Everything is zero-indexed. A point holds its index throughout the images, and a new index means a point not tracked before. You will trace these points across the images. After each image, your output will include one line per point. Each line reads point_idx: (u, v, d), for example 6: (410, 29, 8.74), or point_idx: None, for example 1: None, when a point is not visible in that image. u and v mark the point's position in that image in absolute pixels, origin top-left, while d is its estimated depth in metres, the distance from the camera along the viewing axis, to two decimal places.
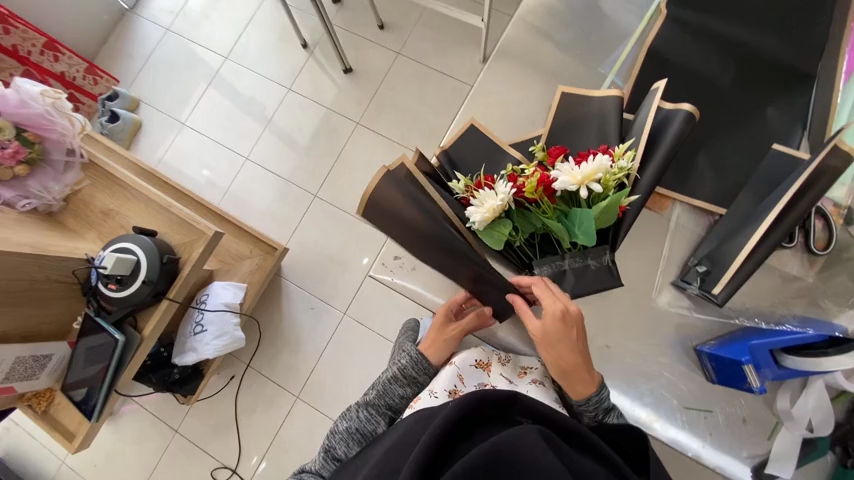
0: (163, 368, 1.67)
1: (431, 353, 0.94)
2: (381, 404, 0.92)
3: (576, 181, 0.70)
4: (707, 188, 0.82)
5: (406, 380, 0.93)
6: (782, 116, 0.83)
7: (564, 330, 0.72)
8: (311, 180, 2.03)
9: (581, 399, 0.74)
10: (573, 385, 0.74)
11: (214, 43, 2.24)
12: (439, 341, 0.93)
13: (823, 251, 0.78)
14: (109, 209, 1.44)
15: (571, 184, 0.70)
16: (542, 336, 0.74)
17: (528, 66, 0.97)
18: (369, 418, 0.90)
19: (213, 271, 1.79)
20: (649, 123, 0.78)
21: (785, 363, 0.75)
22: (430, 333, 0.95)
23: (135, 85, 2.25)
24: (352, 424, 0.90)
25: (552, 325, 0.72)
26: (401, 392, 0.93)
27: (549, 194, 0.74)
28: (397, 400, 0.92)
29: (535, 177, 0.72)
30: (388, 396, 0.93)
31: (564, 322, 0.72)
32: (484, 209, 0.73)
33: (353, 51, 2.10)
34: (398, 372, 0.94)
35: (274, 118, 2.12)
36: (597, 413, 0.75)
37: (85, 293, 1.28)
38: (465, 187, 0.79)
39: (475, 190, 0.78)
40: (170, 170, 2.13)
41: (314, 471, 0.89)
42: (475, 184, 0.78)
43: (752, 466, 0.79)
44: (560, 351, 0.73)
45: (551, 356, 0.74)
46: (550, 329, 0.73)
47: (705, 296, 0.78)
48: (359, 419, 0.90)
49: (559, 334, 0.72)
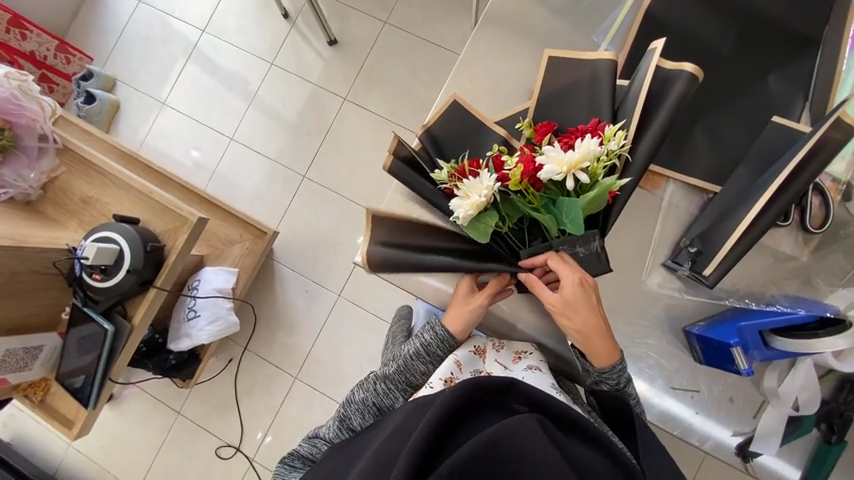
0: (158, 354, 1.68)
1: (453, 327, 0.86)
2: (401, 380, 0.87)
3: (562, 169, 0.66)
4: (702, 165, 0.78)
5: (429, 357, 0.87)
6: (784, 86, 0.78)
7: (583, 295, 0.73)
8: (300, 160, 1.97)
9: (604, 366, 0.74)
10: (601, 352, 0.73)
11: (190, 15, 2.11)
12: (461, 311, 0.85)
13: (819, 229, 0.75)
14: (88, 197, 1.40)
15: (557, 173, 0.66)
16: (562, 305, 0.74)
17: (517, 35, 0.91)
18: (387, 393, 0.87)
19: (203, 256, 1.76)
20: (648, 82, 0.73)
21: (774, 344, 0.74)
22: (451, 304, 0.87)
23: (110, 63, 2.14)
24: (368, 396, 0.87)
25: (571, 292, 0.72)
26: (422, 369, 0.87)
27: (535, 182, 0.70)
28: (418, 376, 0.87)
29: (519, 166, 0.69)
30: (409, 372, 0.88)
31: (583, 287, 0.73)
32: (468, 204, 0.70)
33: (338, 21, 1.99)
34: (421, 349, 0.88)
35: (259, 95, 2.03)
36: (617, 382, 0.74)
37: (71, 284, 1.26)
38: (449, 175, 0.75)
39: (459, 179, 0.74)
40: (154, 153, 2.06)
41: (328, 438, 0.88)
42: (459, 171, 0.75)
43: (737, 443, 0.80)
44: (582, 315, 0.73)
45: (576, 324, 0.73)
46: (572, 295, 0.73)
47: (695, 278, 0.76)
48: (377, 391, 0.87)
49: (579, 300, 0.73)
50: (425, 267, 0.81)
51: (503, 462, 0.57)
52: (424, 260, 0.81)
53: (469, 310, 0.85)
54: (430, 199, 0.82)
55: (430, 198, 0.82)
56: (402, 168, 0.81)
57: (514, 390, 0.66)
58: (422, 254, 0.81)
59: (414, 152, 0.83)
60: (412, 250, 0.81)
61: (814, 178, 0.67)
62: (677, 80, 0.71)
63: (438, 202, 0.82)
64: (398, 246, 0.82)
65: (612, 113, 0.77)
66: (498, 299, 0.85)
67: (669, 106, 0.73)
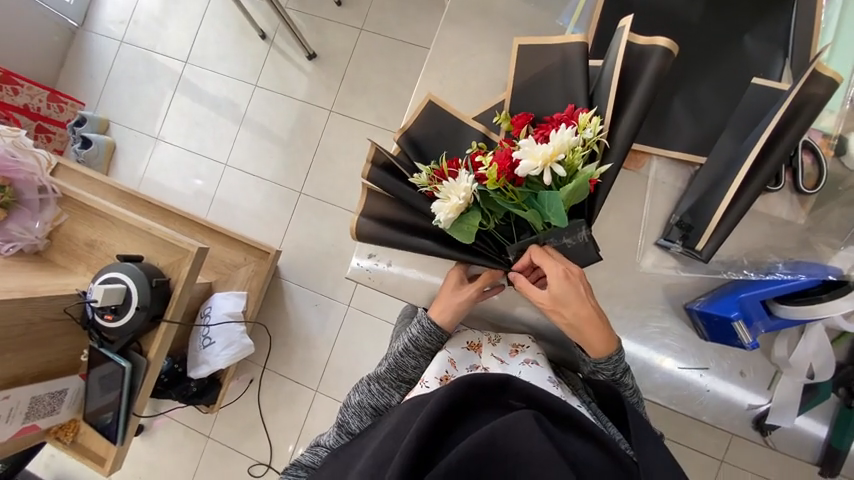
0: (181, 383, 1.71)
1: (439, 317, 0.86)
2: (393, 377, 0.89)
3: (537, 163, 0.64)
4: (684, 137, 0.76)
5: (419, 351, 0.88)
6: (763, 45, 0.75)
7: (572, 289, 0.71)
8: (294, 176, 1.99)
9: (600, 357, 0.74)
10: (594, 345, 0.73)
11: (172, 49, 2.14)
12: (449, 301, 0.85)
13: (814, 189, 0.73)
14: (93, 240, 1.44)
15: (533, 167, 0.65)
16: (553, 301, 0.73)
17: (484, 29, 0.90)
18: (382, 392, 0.88)
19: (211, 283, 1.78)
20: (618, 64, 0.70)
21: (777, 313, 0.72)
22: (440, 294, 0.87)
23: (101, 106, 2.19)
24: (364, 397, 0.88)
25: (558, 287, 0.71)
26: (414, 364, 0.89)
27: (513, 178, 0.69)
28: (410, 371, 0.89)
29: (494, 165, 0.67)
30: (401, 368, 0.89)
31: (568, 280, 0.71)
32: (448, 206, 0.69)
33: (315, 34, 1.99)
34: (409, 344, 0.89)
35: (247, 116, 2.05)
36: (614, 372, 0.75)
37: (85, 327, 1.30)
38: (428, 178, 0.75)
39: (438, 181, 0.74)
40: (152, 187, 2.11)
41: (329, 444, 0.89)
42: (438, 173, 0.75)
43: (753, 417, 0.78)
44: (573, 309, 0.72)
45: (570, 317, 0.72)
46: (559, 290, 0.71)
47: (689, 253, 0.75)
48: (371, 392, 0.88)
49: (567, 293, 0.71)
50: (406, 246, 0.84)
51: (500, 460, 0.57)
52: (405, 240, 0.83)
53: (457, 300, 0.84)
54: (413, 203, 0.80)
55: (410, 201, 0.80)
56: (380, 176, 0.81)
57: (510, 387, 0.65)
58: (403, 234, 0.83)
59: (393, 156, 0.82)
60: (397, 228, 0.84)
61: (799, 140, 0.65)
62: (651, 55, 0.69)
63: (422, 206, 0.80)
64: (387, 220, 0.84)
65: (587, 98, 0.74)
66: (487, 293, 0.85)
67: (645, 83, 0.71)
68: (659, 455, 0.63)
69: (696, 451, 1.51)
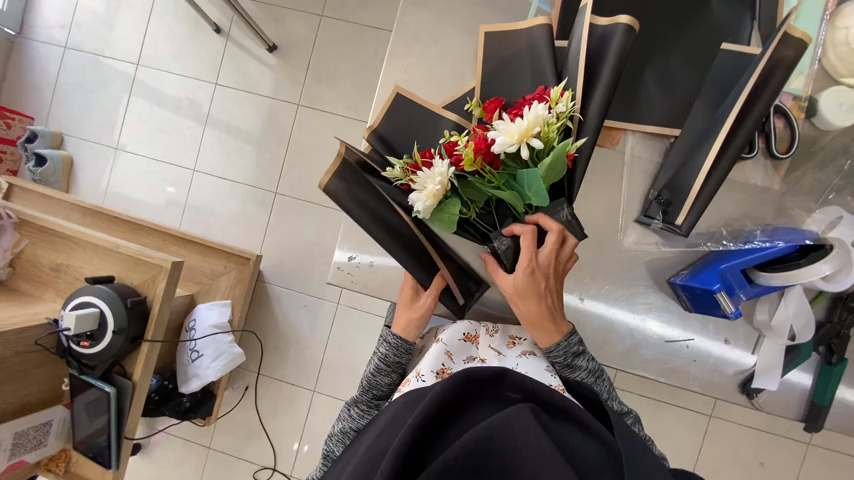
0: (173, 400, 1.66)
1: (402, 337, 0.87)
2: (370, 398, 0.87)
3: (513, 139, 0.62)
4: (657, 110, 0.74)
5: (389, 368, 0.86)
6: (731, 11, 0.73)
7: (533, 284, 0.70)
8: (267, 177, 1.92)
9: (548, 347, 0.74)
10: (536, 336, 0.73)
11: (121, 51, 2.01)
12: (408, 320, 0.86)
13: (787, 153, 0.72)
14: (58, 264, 1.37)
15: (510, 143, 0.63)
16: (512, 291, 0.72)
17: (446, 10, 0.86)
18: (361, 415, 0.86)
19: (192, 295, 1.73)
20: (584, 49, 0.68)
21: (758, 280, 0.72)
22: (398, 316, 0.87)
23: (52, 118, 2.06)
24: (345, 424, 0.87)
25: (520, 279, 0.70)
26: (387, 381, 0.87)
27: (489, 161, 0.66)
28: (385, 389, 0.87)
29: (470, 146, 0.65)
30: (376, 388, 0.88)
31: (532, 276, 0.70)
32: (425, 196, 0.66)
33: (273, 24, 1.89)
34: (379, 363, 0.86)
35: (210, 117, 1.96)
36: (566, 358, 0.75)
37: (62, 356, 1.24)
38: (402, 171, 0.72)
39: (413, 173, 0.71)
40: (119, 201, 2.01)
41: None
42: (412, 165, 0.72)
43: (739, 382, 0.80)
44: (529, 304, 0.71)
45: (522, 310, 0.72)
46: (521, 283, 0.71)
47: (670, 228, 0.74)
48: (352, 417, 0.87)
49: (528, 287, 0.70)
50: (397, 239, 0.81)
51: (497, 455, 0.56)
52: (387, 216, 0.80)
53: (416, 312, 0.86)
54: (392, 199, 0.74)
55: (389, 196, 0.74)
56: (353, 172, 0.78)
57: (507, 380, 0.65)
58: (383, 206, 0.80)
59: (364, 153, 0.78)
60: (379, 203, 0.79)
61: (764, 114, 0.66)
62: (615, 33, 0.66)
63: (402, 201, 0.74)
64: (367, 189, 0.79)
65: (556, 76, 0.71)
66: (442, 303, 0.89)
67: (613, 56, 0.67)
68: (648, 450, 0.61)
69: (682, 407, 1.62)
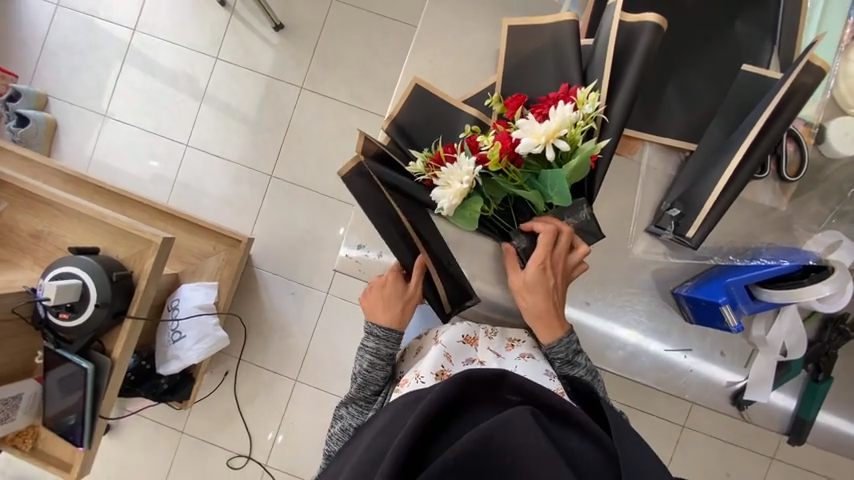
0: (150, 380, 1.61)
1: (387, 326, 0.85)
2: (367, 394, 0.86)
3: (539, 141, 0.63)
4: (676, 124, 0.76)
5: (383, 361, 0.85)
6: (751, 31, 0.76)
7: (543, 281, 0.74)
8: (264, 159, 1.87)
9: (550, 341, 0.77)
10: (536, 329, 0.77)
11: (117, 14, 1.92)
12: (393, 310, 0.85)
13: (796, 176, 0.75)
14: (39, 231, 1.30)
15: (535, 145, 0.64)
16: (522, 285, 0.76)
17: (474, 4, 0.86)
18: (360, 412, 0.85)
19: (177, 274, 1.67)
20: (612, 41, 0.70)
21: (761, 297, 0.75)
22: (380, 308, 0.85)
23: (38, 78, 1.95)
24: (343, 423, 0.85)
25: (532, 274, 0.74)
26: (383, 374, 0.85)
27: (514, 160, 0.67)
28: (381, 383, 0.85)
29: (496, 145, 0.66)
30: (371, 383, 0.86)
31: (544, 273, 0.74)
32: (451, 192, 0.67)
33: (282, 3, 1.84)
34: (371, 358, 0.85)
35: (208, 92, 1.89)
36: (567, 355, 0.77)
37: (39, 327, 1.18)
38: (425, 166, 0.72)
39: (436, 168, 0.71)
40: (104, 170, 1.92)
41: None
42: (435, 159, 0.72)
43: (731, 392, 0.83)
44: (536, 298, 0.75)
45: (527, 304, 0.76)
46: (531, 279, 0.74)
47: (679, 240, 0.75)
48: (350, 415, 0.85)
49: (538, 283, 0.74)
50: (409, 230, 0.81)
51: (497, 456, 0.56)
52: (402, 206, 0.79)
53: (400, 304, 0.85)
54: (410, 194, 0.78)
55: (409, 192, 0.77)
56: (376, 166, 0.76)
57: (507, 382, 0.64)
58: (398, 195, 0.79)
59: (383, 145, 0.78)
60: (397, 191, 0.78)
61: (781, 135, 0.67)
62: (642, 31, 0.68)
63: (419, 196, 0.78)
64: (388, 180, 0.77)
65: (582, 74, 0.74)
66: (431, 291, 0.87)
67: (639, 58, 0.69)
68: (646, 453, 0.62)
69: (658, 417, 1.67)
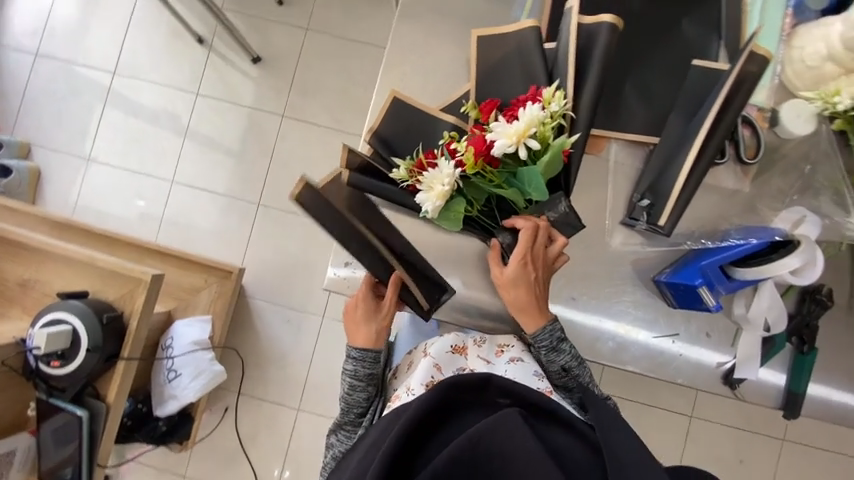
0: (148, 424, 1.59)
1: (365, 345, 0.85)
2: (352, 417, 0.86)
3: (512, 141, 0.67)
4: (638, 120, 0.80)
5: (362, 383, 0.85)
6: (697, 29, 0.81)
7: (524, 274, 0.76)
8: (250, 189, 1.89)
9: (534, 332, 0.78)
10: (523, 322, 0.78)
11: (95, 59, 1.96)
12: (370, 328, 0.85)
13: (754, 158, 0.80)
14: (26, 280, 1.29)
15: (509, 145, 0.68)
16: (504, 280, 0.77)
17: (437, 24, 0.90)
18: (348, 437, 0.85)
19: (170, 311, 1.66)
20: (573, 44, 0.74)
21: (735, 276, 0.77)
22: (358, 326, 0.85)
23: (19, 128, 1.97)
24: (334, 450, 0.86)
25: (513, 269, 0.76)
26: (364, 395, 0.85)
27: (490, 161, 0.71)
28: (364, 404, 0.86)
29: (470, 149, 0.70)
30: (355, 406, 0.86)
31: (523, 267, 0.75)
32: (433, 195, 0.72)
33: (257, 37, 1.89)
34: (350, 381, 0.85)
35: (190, 128, 1.92)
36: (551, 342, 0.78)
37: (29, 378, 1.16)
38: (407, 172, 0.76)
39: (418, 173, 0.75)
40: (90, 215, 1.92)
41: None
42: (416, 165, 0.76)
43: (722, 373, 0.84)
44: (518, 291, 0.77)
45: (511, 297, 0.77)
46: (513, 274, 0.76)
47: (653, 229, 0.79)
48: (339, 441, 0.85)
49: (518, 277, 0.76)
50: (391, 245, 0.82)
51: (485, 460, 0.57)
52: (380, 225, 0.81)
53: (375, 325, 0.85)
54: (394, 199, 0.81)
55: (397, 198, 0.81)
56: (360, 177, 0.78)
57: (492, 385, 0.65)
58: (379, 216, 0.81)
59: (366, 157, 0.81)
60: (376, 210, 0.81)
61: (731, 127, 0.72)
62: (600, 32, 0.73)
63: (405, 200, 0.81)
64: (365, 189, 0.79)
65: (548, 77, 0.78)
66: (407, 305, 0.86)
67: (599, 57, 0.74)
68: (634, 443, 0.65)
69: (664, 409, 1.67)
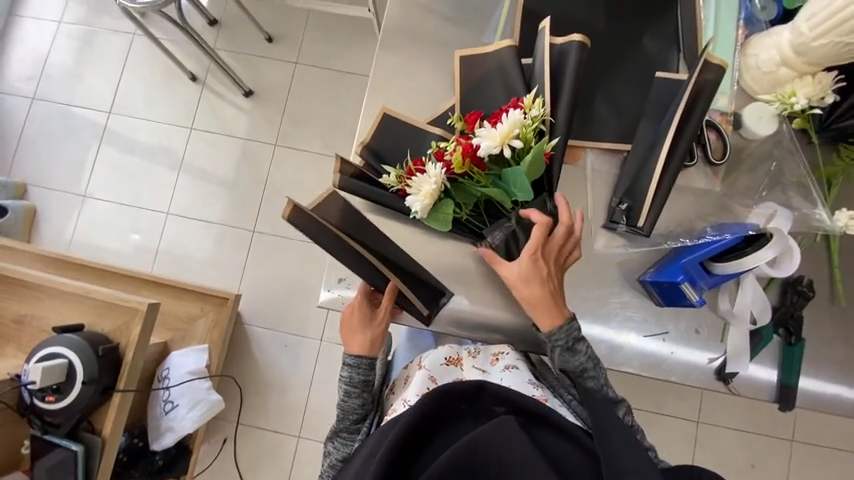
0: (145, 458, 1.54)
1: (360, 352, 0.86)
2: (348, 424, 0.86)
3: (496, 143, 0.72)
4: (610, 129, 0.85)
5: (357, 389, 0.85)
6: (659, 44, 0.87)
7: (536, 268, 0.75)
8: (245, 216, 1.92)
9: (552, 329, 0.76)
10: (540, 318, 0.76)
11: (92, 100, 2.02)
12: (365, 336, 0.86)
13: (721, 159, 0.84)
14: (21, 316, 1.29)
15: (494, 147, 0.72)
16: (517, 277, 0.76)
17: (417, 50, 0.96)
18: (345, 444, 0.85)
19: (166, 342, 1.65)
20: (546, 59, 0.81)
21: (715, 271, 0.79)
22: (352, 334, 0.86)
23: (16, 169, 2.01)
24: (331, 457, 0.86)
25: (524, 263, 0.75)
26: (360, 401, 0.85)
27: (477, 163, 0.76)
28: (359, 411, 0.85)
29: (459, 150, 0.75)
30: (350, 413, 0.86)
31: (534, 260, 0.75)
32: (422, 196, 0.76)
33: (249, 71, 1.97)
34: (345, 387, 0.85)
35: (185, 161, 1.97)
36: (568, 341, 0.76)
37: (24, 415, 1.15)
38: (397, 177, 0.81)
39: (408, 178, 0.80)
40: (86, 250, 1.93)
41: None
42: (406, 172, 0.80)
43: (715, 369, 0.85)
44: (533, 287, 0.75)
45: (527, 293, 0.76)
46: (525, 269, 0.75)
47: (633, 231, 0.83)
48: (335, 448, 0.85)
49: (531, 271, 0.75)
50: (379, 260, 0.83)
51: (482, 467, 0.58)
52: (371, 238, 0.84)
53: (370, 332, 0.86)
54: (386, 203, 0.85)
55: (389, 204, 0.85)
56: (354, 184, 0.84)
57: (485, 391, 0.66)
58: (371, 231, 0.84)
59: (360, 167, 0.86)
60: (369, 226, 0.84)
61: (694, 134, 0.77)
62: (569, 51, 0.79)
63: (397, 206, 0.85)
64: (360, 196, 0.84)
65: (526, 86, 0.84)
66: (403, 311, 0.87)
67: (570, 73, 0.80)
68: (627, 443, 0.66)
69: (668, 416, 1.65)
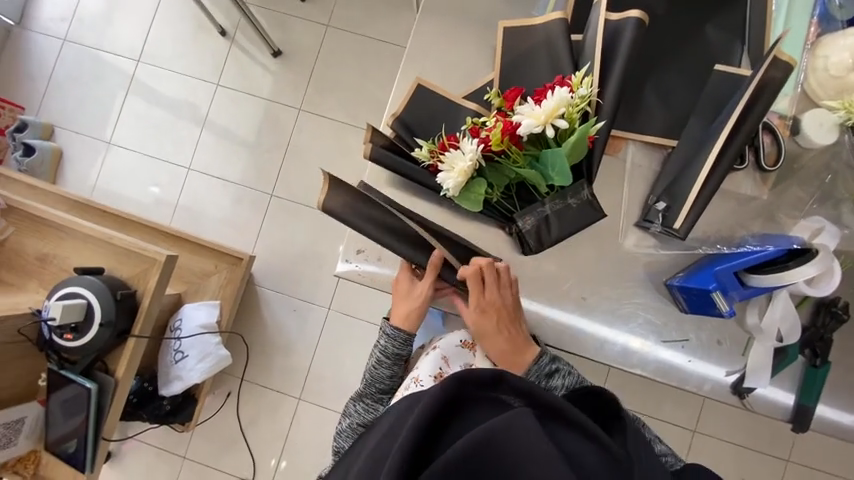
0: (153, 402, 1.61)
1: (403, 324, 0.88)
2: (374, 391, 0.91)
3: (539, 121, 0.70)
4: (657, 122, 0.80)
5: (389, 360, 0.90)
6: (722, 34, 0.80)
7: (484, 322, 0.79)
8: (264, 179, 1.91)
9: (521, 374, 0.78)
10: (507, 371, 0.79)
11: (121, 47, 2.01)
12: (408, 308, 0.87)
13: (774, 166, 0.79)
14: (44, 254, 1.32)
15: (535, 125, 0.70)
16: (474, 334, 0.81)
17: (460, 21, 0.91)
18: (367, 409, 0.90)
19: (180, 294, 1.68)
20: (599, 37, 0.76)
21: (750, 282, 0.76)
22: (397, 304, 0.87)
23: (44, 110, 2.02)
24: (352, 420, 0.90)
25: (473, 320, 0.80)
26: (389, 373, 0.91)
27: (515, 142, 0.73)
28: (387, 381, 0.90)
29: (498, 126, 0.72)
30: (378, 381, 0.91)
31: (481, 315, 0.79)
32: (455, 173, 0.74)
33: (279, 31, 1.93)
34: (379, 356, 0.90)
35: (209, 117, 1.95)
36: (541, 378, 0.78)
37: (43, 348, 1.19)
38: (429, 152, 0.78)
39: (440, 153, 0.78)
40: (108, 196, 1.96)
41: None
42: (439, 146, 0.78)
43: (731, 382, 0.83)
44: (489, 342, 0.79)
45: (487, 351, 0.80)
46: (476, 324, 0.80)
47: (668, 232, 0.79)
48: (357, 412, 0.90)
49: (481, 326, 0.79)
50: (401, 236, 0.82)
51: (499, 462, 0.53)
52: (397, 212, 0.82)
53: (412, 306, 0.86)
54: (418, 179, 0.83)
55: (419, 179, 0.82)
56: (384, 154, 0.81)
57: (505, 384, 0.59)
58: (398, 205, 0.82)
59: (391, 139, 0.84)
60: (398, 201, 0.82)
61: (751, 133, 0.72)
62: (626, 28, 0.74)
63: (427, 181, 0.83)
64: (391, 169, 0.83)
65: (573, 66, 0.79)
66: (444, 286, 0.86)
67: (622, 60, 0.75)
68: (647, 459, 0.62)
69: (666, 422, 1.65)
